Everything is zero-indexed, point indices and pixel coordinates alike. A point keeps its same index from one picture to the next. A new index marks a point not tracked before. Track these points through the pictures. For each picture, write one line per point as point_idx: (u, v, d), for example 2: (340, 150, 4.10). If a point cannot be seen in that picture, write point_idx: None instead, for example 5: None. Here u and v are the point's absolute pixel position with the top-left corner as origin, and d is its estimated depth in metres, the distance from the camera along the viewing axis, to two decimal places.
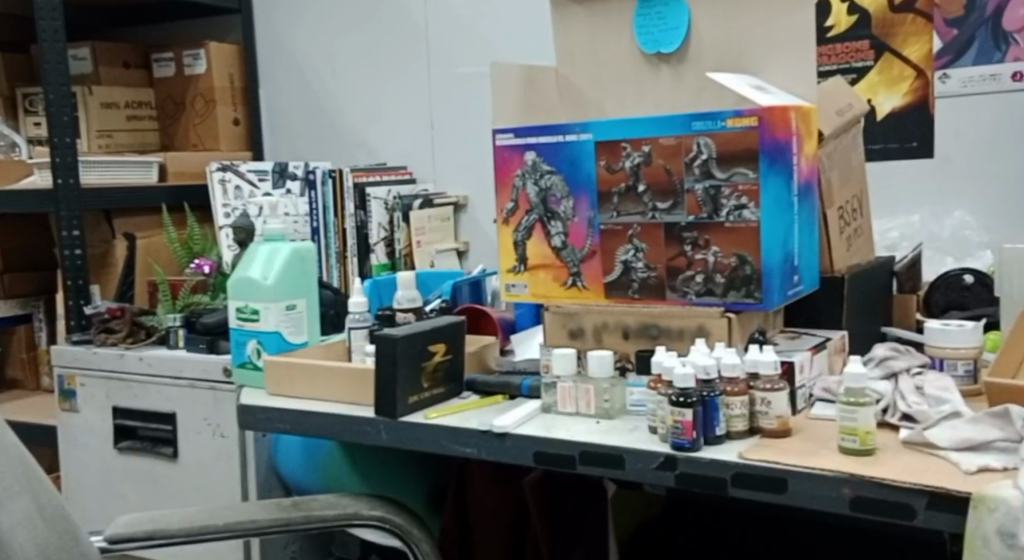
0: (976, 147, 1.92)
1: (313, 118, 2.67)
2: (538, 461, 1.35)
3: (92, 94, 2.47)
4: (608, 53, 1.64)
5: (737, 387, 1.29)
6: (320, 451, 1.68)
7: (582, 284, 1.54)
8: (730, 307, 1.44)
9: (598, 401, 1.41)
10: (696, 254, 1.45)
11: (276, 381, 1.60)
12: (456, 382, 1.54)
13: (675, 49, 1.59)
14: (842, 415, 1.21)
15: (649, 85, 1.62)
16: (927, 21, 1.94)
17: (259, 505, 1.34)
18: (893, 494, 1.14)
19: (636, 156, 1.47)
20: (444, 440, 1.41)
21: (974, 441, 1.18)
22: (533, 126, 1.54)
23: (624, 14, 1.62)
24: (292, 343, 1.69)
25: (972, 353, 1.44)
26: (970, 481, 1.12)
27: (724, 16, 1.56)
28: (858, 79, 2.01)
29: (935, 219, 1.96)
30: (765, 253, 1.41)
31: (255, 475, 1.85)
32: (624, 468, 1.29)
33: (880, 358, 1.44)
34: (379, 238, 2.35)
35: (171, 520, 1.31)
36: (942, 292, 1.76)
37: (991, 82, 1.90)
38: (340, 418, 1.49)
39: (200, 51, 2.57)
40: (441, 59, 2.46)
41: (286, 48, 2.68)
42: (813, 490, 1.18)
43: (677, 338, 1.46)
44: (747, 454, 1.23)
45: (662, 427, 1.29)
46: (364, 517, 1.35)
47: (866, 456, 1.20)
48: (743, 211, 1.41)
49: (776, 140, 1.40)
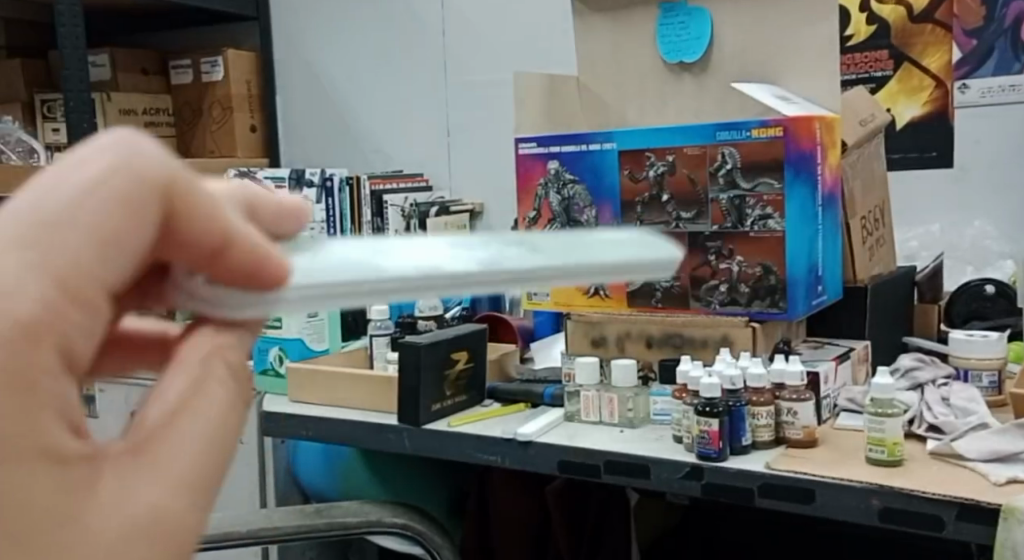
0: (996, 156, 1.92)
1: (329, 124, 2.67)
2: (562, 470, 1.35)
3: (111, 100, 2.48)
4: (631, 62, 1.65)
5: (762, 397, 1.29)
6: (338, 456, 1.66)
7: (605, 293, 1.54)
8: (755, 316, 1.44)
9: (621, 409, 1.40)
10: (720, 264, 1.45)
11: (299, 387, 1.61)
12: (478, 390, 1.54)
13: (698, 59, 1.59)
14: (870, 425, 1.21)
15: (672, 94, 1.62)
16: (946, 32, 1.94)
17: (282, 513, 1.31)
18: (922, 505, 1.13)
19: (660, 165, 1.47)
20: (467, 448, 1.41)
21: (1002, 452, 1.18)
22: (556, 136, 1.55)
23: (648, 24, 1.63)
24: (313, 350, 1.74)
25: (996, 364, 1.43)
26: (999, 492, 1.11)
27: (747, 26, 1.56)
28: (877, 88, 2.02)
29: (955, 228, 1.96)
30: (790, 264, 1.41)
31: (274, 480, 1.80)
32: (649, 477, 1.29)
33: (904, 369, 1.45)
34: None
35: (195, 528, 1.28)
36: (964, 301, 1.75)
37: (1010, 92, 1.90)
38: (363, 426, 1.49)
39: (217, 58, 2.58)
40: (457, 68, 2.46)
41: (303, 54, 2.70)
42: (841, 500, 1.17)
43: (701, 346, 1.46)
44: (775, 465, 1.22)
45: (688, 436, 1.29)
46: (386, 524, 1.33)
47: (894, 466, 1.20)
48: (768, 220, 1.41)
49: (802, 150, 1.40)
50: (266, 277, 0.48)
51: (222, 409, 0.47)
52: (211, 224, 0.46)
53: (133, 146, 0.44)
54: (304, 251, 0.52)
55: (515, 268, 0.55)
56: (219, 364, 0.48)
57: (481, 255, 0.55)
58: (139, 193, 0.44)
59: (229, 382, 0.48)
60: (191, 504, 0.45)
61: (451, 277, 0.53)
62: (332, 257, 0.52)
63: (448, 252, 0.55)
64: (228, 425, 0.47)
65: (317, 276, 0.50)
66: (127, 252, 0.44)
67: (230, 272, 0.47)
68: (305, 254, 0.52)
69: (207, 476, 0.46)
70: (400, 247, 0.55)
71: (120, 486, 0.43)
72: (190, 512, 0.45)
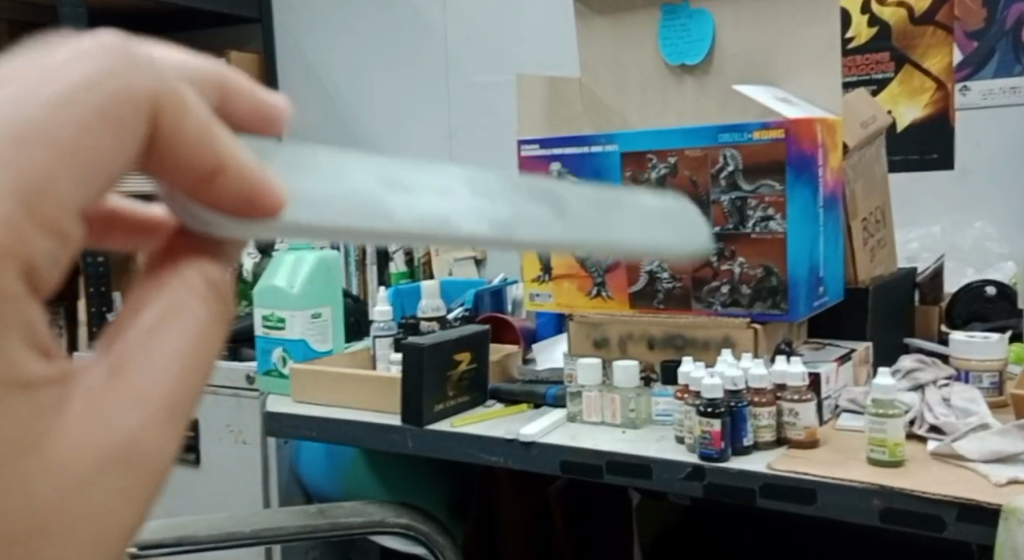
0: (998, 157, 1.92)
1: (332, 125, 2.68)
2: (564, 470, 1.35)
3: None
4: (633, 65, 1.66)
5: (764, 398, 1.30)
6: (342, 457, 1.65)
7: (607, 294, 1.56)
8: (756, 318, 1.44)
9: (623, 410, 1.41)
10: (722, 265, 1.46)
11: (303, 388, 1.62)
12: (480, 391, 1.55)
13: (700, 61, 1.60)
14: (871, 426, 1.22)
15: (674, 96, 1.63)
16: (947, 34, 1.95)
17: (286, 513, 1.32)
18: (923, 505, 1.13)
19: (662, 167, 1.48)
20: (470, 448, 1.41)
21: (1002, 453, 1.18)
22: (558, 138, 1.56)
23: (649, 27, 1.64)
24: (317, 350, 1.70)
25: (997, 365, 1.44)
26: (999, 493, 1.12)
27: (748, 29, 1.57)
28: (878, 90, 2.03)
29: (956, 230, 1.96)
30: (790, 265, 1.42)
31: (276, 480, 1.80)
32: (652, 478, 1.30)
33: (905, 370, 1.46)
34: (398, 247, 2.33)
35: (200, 527, 1.29)
36: (964, 303, 1.76)
37: (1011, 94, 1.90)
38: (367, 427, 1.50)
39: (220, 60, 2.60)
40: (459, 70, 2.47)
41: (306, 56, 2.71)
42: (842, 501, 1.18)
43: (703, 347, 1.46)
44: (776, 465, 1.23)
45: (690, 437, 1.30)
46: (389, 524, 1.33)
47: (895, 467, 1.20)
48: (769, 222, 1.42)
49: (804, 152, 1.40)
50: (261, 205, 0.50)
51: (193, 326, 0.51)
52: (201, 147, 0.48)
53: (119, 59, 0.47)
54: (316, 167, 0.53)
55: (523, 232, 0.57)
56: (196, 279, 0.51)
57: (488, 212, 0.57)
58: (121, 111, 0.47)
59: (202, 297, 0.51)
60: (158, 424, 0.49)
61: (455, 237, 0.55)
62: (347, 189, 0.53)
63: (461, 204, 0.56)
64: (203, 350, 0.51)
65: (327, 214, 0.52)
66: (106, 177, 0.47)
67: (229, 200, 0.49)
68: (319, 174, 0.53)
69: (175, 399, 0.50)
70: (416, 187, 0.55)
71: (92, 410, 0.48)
72: (161, 431, 0.49)
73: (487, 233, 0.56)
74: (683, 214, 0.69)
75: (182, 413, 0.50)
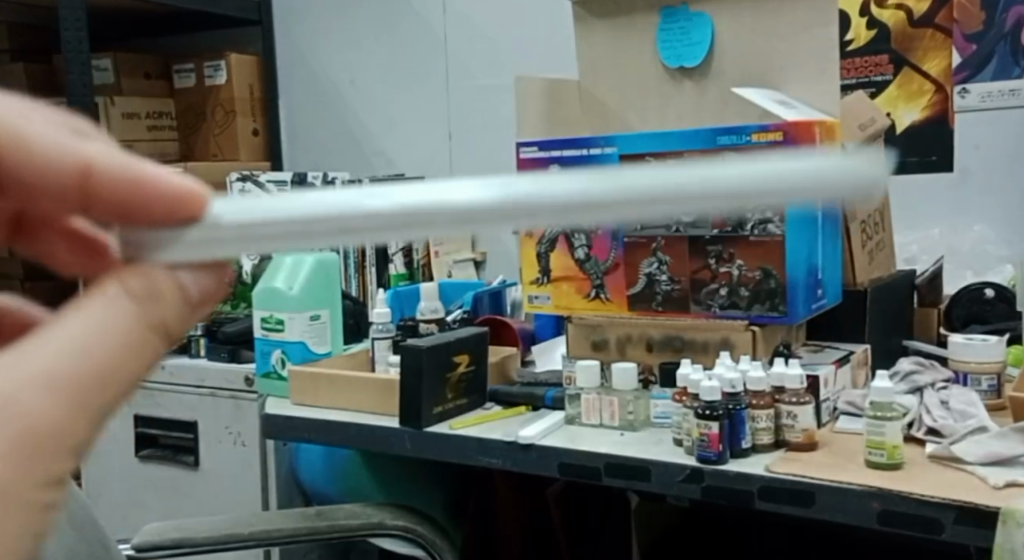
0: (996, 160, 1.93)
1: (333, 128, 2.67)
2: (563, 473, 1.35)
3: (115, 104, 2.48)
4: (631, 67, 1.66)
5: (762, 400, 1.30)
6: (339, 459, 1.65)
7: (605, 296, 1.55)
8: (754, 320, 1.45)
9: (621, 412, 1.41)
10: (721, 268, 1.45)
11: (301, 390, 1.62)
12: (479, 394, 1.55)
13: (698, 64, 1.60)
14: (870, 428, 1.22)
15: (672, 98, 1.63)
16: (947, 37, 1.95)
17: (285, 516, 1.32)
18: (922, 509, 1.13)
19: None
20: (468, 451, 1.41)
21: (1000, 455, 1.19)
22: (558, 140, 1.56)
23: (648, 30, 1.64)
24: (316, 353, 1.70)
25: (995, 368, 1.44)
26: (998, 495, 1.12)
27: (746, 32, 1.57)
28: (877, 92, 2.02)
29: (955, 232, 1.96)
30: (790, 268, 1.42)
31: (275, 482, 1.81)
32: (650, 480, 1.30)
33: (904, 373, 1.46)
34: (398, 249, 2.31)
35: (198, 529, 1.30)
36: (963, 305, 1.76)
37: (1010, 97, 1.91)
38: (366, 429, 1.50)
39: (220, 62, 2.60)
40: (460, 72, 2.47)
41: (307, 60, 2.71)
42: (841, 504, 1.18)
43: (701, 350, 1.47)
44: (775, 468, 1.23)
45: (688, 439, 1.30)
46: (388, 526, 1.33)
47: (893, 469, 1.20)
48: (768, 225, 1.41)
49: (802, 154, 1.39)
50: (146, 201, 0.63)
51: (108, 324, 0.64)
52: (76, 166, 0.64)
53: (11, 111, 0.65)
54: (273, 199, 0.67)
55: (509, 198, 0.65)
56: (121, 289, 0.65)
57: (486, 191, 0.66)
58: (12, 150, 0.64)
59: (121, 303, 0.64)
60: (62, 403, 0.62)
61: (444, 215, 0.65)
62: (309, 200, 0.66)
63: (453, 189, 0.66)
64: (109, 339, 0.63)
65: (266, 215, 0.66)
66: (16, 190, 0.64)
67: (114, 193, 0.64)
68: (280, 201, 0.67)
69: (77, 381, 0.62)
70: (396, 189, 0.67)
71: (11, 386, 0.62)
72: (53, 411, 0.62)
73: (476, 206, 0.65)
74: (834, 159, 0.66)
75: (88, 398, 0.63)
